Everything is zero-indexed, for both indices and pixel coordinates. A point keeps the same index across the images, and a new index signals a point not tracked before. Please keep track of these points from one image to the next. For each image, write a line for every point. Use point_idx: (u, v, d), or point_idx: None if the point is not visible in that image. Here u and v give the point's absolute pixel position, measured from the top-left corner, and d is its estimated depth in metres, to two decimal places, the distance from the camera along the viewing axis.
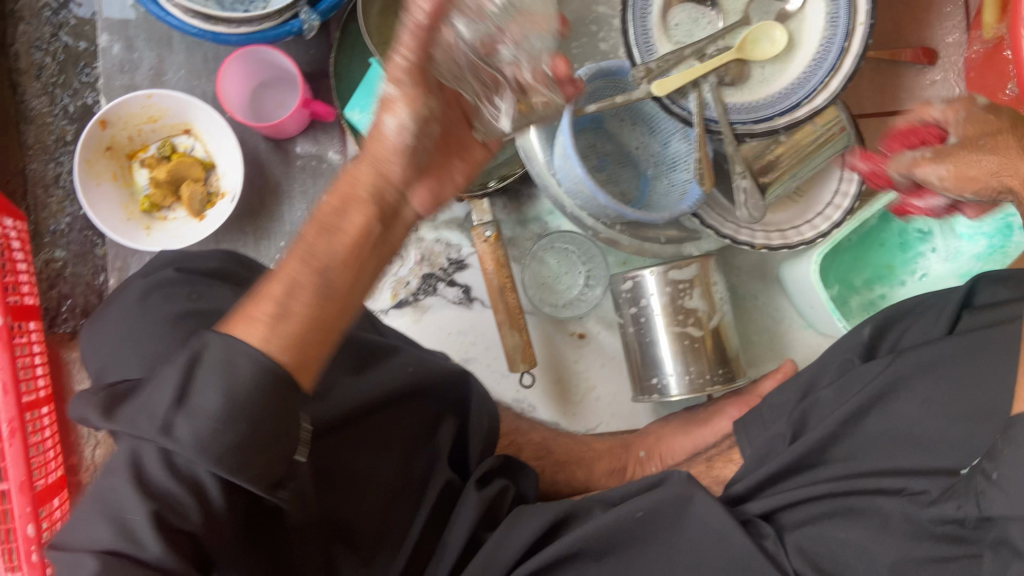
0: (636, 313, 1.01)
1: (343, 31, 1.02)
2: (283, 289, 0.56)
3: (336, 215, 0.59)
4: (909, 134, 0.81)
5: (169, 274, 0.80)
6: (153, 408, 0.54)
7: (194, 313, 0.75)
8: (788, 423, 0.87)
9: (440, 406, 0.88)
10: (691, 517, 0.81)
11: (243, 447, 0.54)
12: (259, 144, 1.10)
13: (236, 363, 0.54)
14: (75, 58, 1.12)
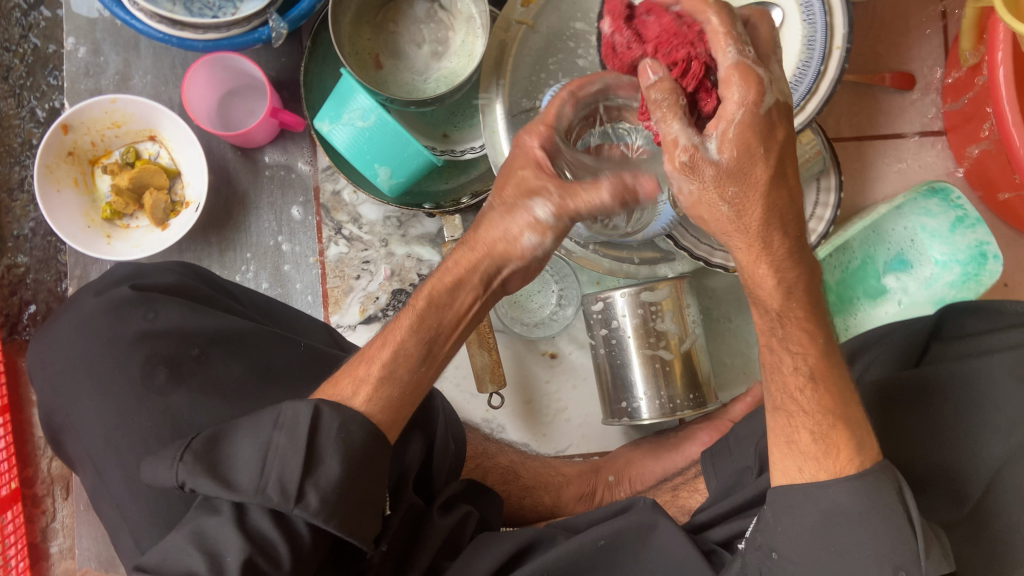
0: (607, 335, 0.99)
1: (314, 40, 0.99)
2: (390, 353, 0.67)
3: (443, 289, 0.68)
4: (677, 36, 0.62)
5: (125, 292, 0.78)
6: (277, 479, 0.61)
7: (151, 335, 0.75)
8: (755, 456, 0.86)
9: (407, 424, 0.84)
10: (653, 547, 0.81)
11: (352, 507, 0.62)
12: (227, 153, 1.07)
13: (350, 430, 0.64)
14: (43, 60, 1.10)
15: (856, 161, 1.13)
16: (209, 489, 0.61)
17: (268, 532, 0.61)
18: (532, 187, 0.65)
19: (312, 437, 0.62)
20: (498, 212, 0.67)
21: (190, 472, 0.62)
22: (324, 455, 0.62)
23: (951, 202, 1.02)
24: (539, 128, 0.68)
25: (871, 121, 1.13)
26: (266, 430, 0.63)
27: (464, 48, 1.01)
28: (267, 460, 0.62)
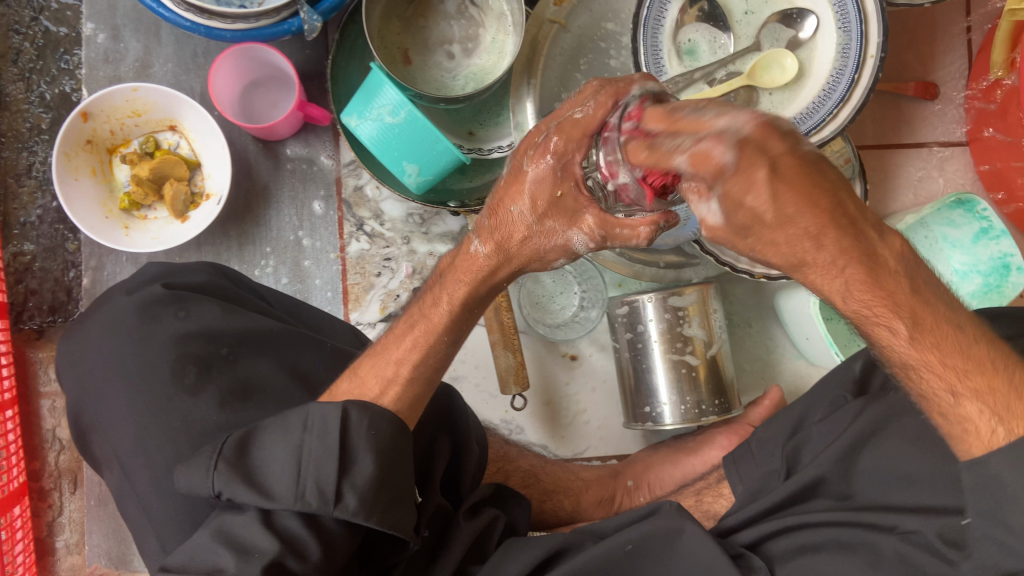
0: (632, 339, 0.98)
1: (343, 33, 0.98)
2: (418, 355, 0.69)
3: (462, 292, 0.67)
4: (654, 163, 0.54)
5: (157, 291, 0.75)
6: (315, 483, 0.60)
7: (182, 337, 0.72)
8: (781, 458, 0.85)
9: (434, 427, 0.81)
10: (679, 550, 0.78)
11: (386, 503, 0.61)
12: (247, 145, 1.05)
13: (379, 425, 0.63)
14: (54, 43, 1.07)
15: (877, 170, 1.14)
16: (246, 497, 0.60)
17: (297, 531, 0.60)
18: (570, 215, 0.60)
19: (344, 439, 0.61)
20: (526, 230, 0.62)
21: (228, 482, 0.60)
22: (359, 455, 0.61)
23: (975, 213, 1.03)
24: (573, 135, 0.59)
25: (893, 130, 1.14)
26: (295, 433, 0.61)
27: (494, 46, 1.00)
28: (301, 465, 0.60)
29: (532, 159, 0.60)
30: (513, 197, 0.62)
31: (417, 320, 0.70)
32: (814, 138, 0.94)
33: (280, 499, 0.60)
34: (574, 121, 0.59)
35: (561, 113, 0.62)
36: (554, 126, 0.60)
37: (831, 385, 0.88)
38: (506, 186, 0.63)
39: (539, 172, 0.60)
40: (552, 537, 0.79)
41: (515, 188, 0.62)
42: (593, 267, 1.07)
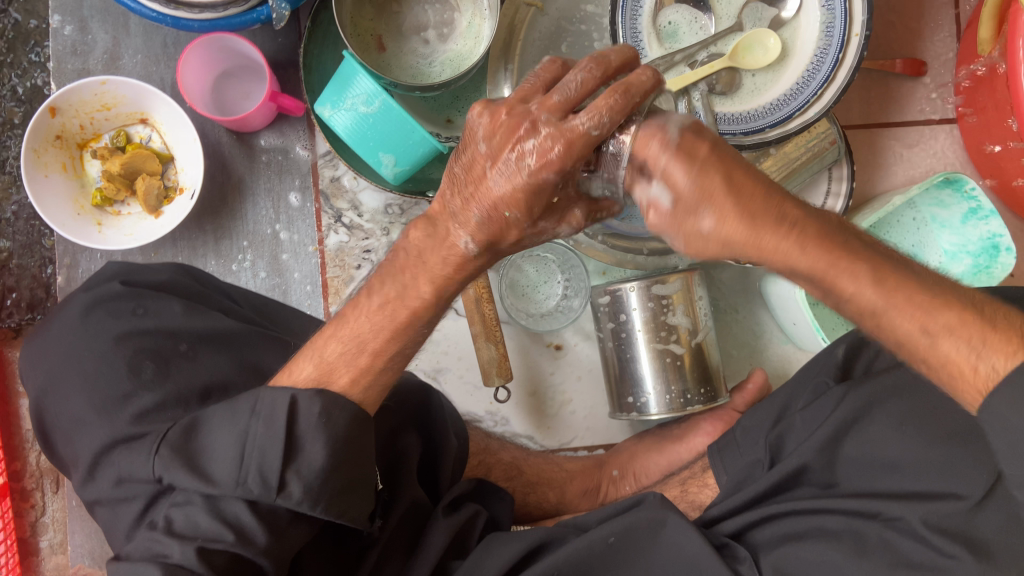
0: (615, 328, 0.97)
1: (314, 21, 0.95)
2: (394, 346, 0.66)
3: (437, 282, 0.64)
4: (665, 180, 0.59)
5: (114, 288, 0.71)
6: (257, 470, 0.57)
7: (134, 334, 0.68)
8: (765, 448, 0.84)
9: (400, 419, 0.77)
10: (663, 545, 0.78)
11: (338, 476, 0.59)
12: (221, 137, 1.03)
13: (334, 414, 0.60)
14: (24, 36, 1.04)
15: (866, 149, 1.12)
16: (184, 482, 0.57)
17: (248, 520, 0.56)
18: (561, 213, 0.64)
19: (291, 426, 0.58)
20: (518, 232, 0.61)
21: (167, 466, 0.58)
22: (306, 440, 0.58)
23: (963, 193, 1.00)
24: (576, 151, 0.55)
25: (881, 109, 1.11)
26: (242, 418, 0.59)
27: (470, 31, 0.97)
28: (244, 451, 0.57)
29: (528, 160, 0.56)
30: (502, 200, 0.58)
31: (391, 293, 0.66)
32: (799, 120, 0.92)
33: (221, 484, 0.57)
34: (580, 133, 0.55)
35: (555, 108, 0.56)
36: (548, 127, 0.55)
37: (814, 372, 0.86)
38: (490, 180, 0.58)
39: (536, 184, 0.57)
40: (534, 531, 0.77)
41: (507, 197, 0.58)
42: (576, 257, 1.05)
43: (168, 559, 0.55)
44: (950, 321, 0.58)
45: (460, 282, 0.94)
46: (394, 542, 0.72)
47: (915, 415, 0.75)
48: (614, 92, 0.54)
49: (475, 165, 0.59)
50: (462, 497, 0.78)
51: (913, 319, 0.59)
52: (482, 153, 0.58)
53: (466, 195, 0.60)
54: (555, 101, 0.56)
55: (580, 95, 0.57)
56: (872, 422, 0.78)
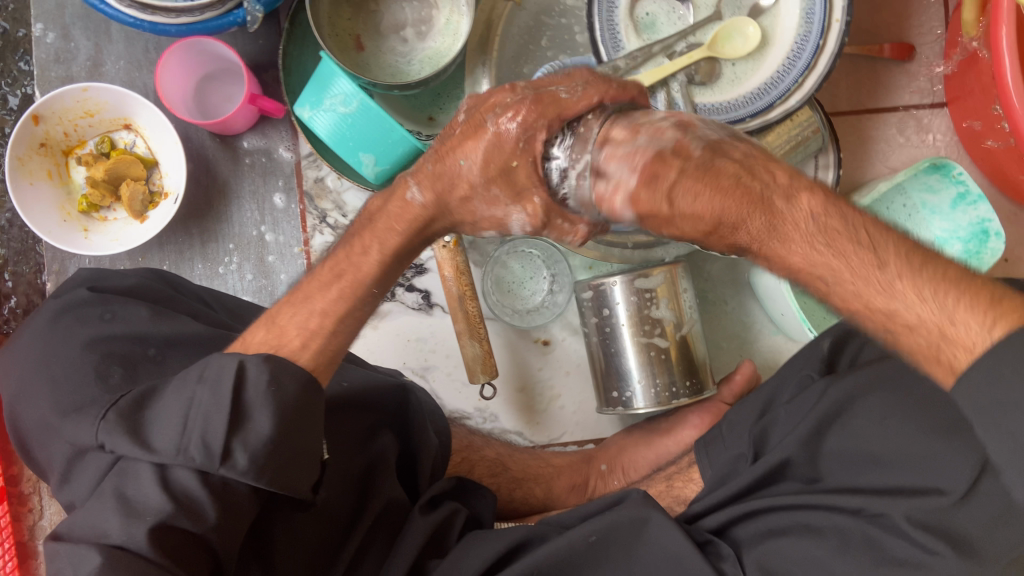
0: (600, 323, 0.96)
1: (292, 22, 0.95)
2: (345, 305, 0.68)
3: (386, 255, 0.68)
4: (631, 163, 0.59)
5: (82, 294, 0.71)
6: (200, 439, 0.56)
7: (102, 339, 0.67)
8: (748, 442, 0.83)
9: (377, 417, 0.77)
10: (645, 541, 0.77)
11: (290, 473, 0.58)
12: (205, 140, 1.03)
13: (283, 380, 0.59)
14: (12, 44, 1.05)
15: (853, 136, 1.10)
16: (127, 450, 0.57)
17: (197, 492, 0.56)
18: (518, 190, 0.63)
19: (237, 393, 0.57)
20: (470, 188, 0.64)
21: (110, 433, 0.57)
22: (254, 409, 0.57)
23: (952, 178, 0.99)
24: (547, 112, 0.62)
25: (869, 95, 1.10)
26: (190, 384, 0.58)
27: (448, 28, 0.97)
28: (188, 418, 0.57)
29: (495, 116, 0.62)
30: (465, 149, 0.63)
31: (343, 265, 0.68)
32: (780, 109, 0.91)
33: (163, 452, 0.56)
34: (553, 97, 0.62)
35: (538, 83, 0.64)
36: (523, 93, 0.63)
37: (798, 365, 0.85)
38: (460, 136, 0.64)
39: (497, 137, 0.62)
40: (514, 530, 0.77)
41: (468, 147, 0.63)
42: (561, 251, 1.05)
43: (108, 539, 0.54)
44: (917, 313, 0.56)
45: (443, 279, 0.94)
46: (367, 540, 0.72)
47: (897, 407, 0.74)
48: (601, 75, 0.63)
49: (453, 133, 0.65)
50: (441, 495, 0.79)
51: (885, 309, 0.57)
52: (459, 123, 0.65)
53: (437, 158, 0.65)
54: (543, 82, 0.64)
55: (567, 81, 0.64)
56: (854, 415, 0.77)
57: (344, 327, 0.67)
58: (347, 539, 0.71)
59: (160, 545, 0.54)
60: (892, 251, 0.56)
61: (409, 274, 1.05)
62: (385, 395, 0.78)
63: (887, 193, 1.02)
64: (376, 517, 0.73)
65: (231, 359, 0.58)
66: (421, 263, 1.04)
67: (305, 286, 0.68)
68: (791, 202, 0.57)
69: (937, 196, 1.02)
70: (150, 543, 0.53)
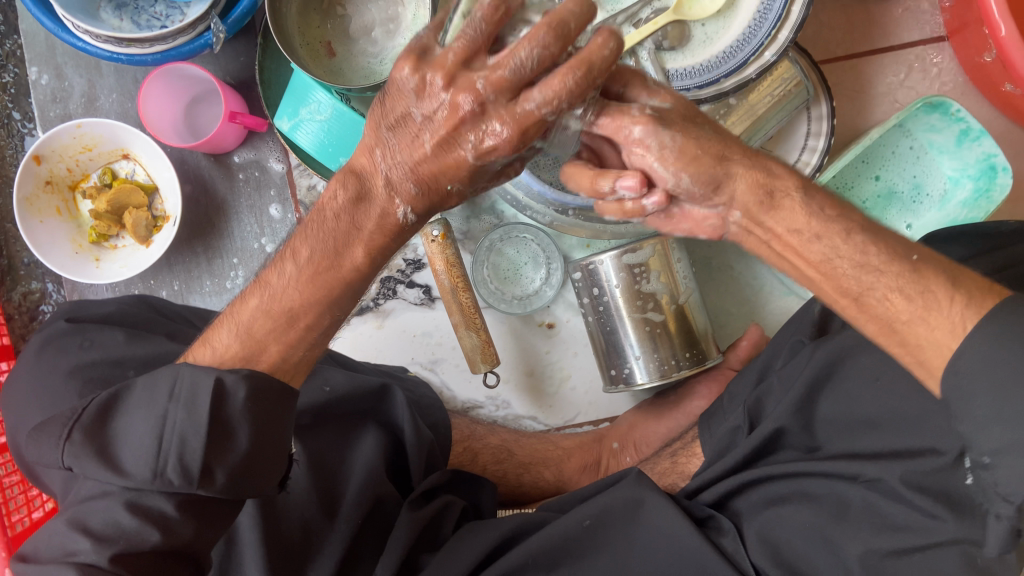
0: (595, 302, 0.95)
1: (265, 34, 0.96)
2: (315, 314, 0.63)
3: (373, 250, 0.62)
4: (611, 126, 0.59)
5: (61, 327, 0.74)
6: (178, 460, 0.57)
7: (84, 366, 0.70)
8: (743, 413, 0.81)
9: (360, 417, 0.79)
10: (642, 521, 0.77)
11: (255, 480, 0.60)
12: (200, 161, 1.06)
13: (262, 393, 0.60)
14: (26, 87, 1.10)
15: (852, 81, 1.04)
16: (97, 474, 0.57)
17: (173, 510, 0.58)
18: (507, 169, 0.62)
19: (218, 409, 0.58)
20: (459, 197, 0.62)
21: (78, 456, 0.58)
22: (235, 427, 0.58)
23: (952, 116, 0.94)
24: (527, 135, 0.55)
25: (863, 35, 1.03)
26: (161, 401, 0.58)
27: (416, 23, 0.97)
28: (163, 437, 0.57)
29: (473, 143, 0.56)
30: (447, 176, 0.58)
31: (321, 263, 0.62)
32: (756, 64, 0.87)
33: (135, 476, 0.57)
34: (532, 117, 0.53)
35: (505, 87, 0.53)
36: (496, 110, 0.54)
37: (791, 330, 0.83)
38: (428, 150, 0.57)
39: (482, 165, 0.57)
40: (509, 521, 0.78)
41: (451, 166, 0.57)
42: (554, 233, 1.04)
43: (78, 557, 0.57)
44: (915, 273, 0.57)
45: (435, 273, 0.94)
46: (364, 539, 0.75)
47: (886, 366, 0.71)
48: (570, 70, 0.51)
49: (411, 128, 0.57)
50: (436, 488, 0.80)
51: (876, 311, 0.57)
52: (417, 122, 0.57)
53: (400, 159, 0.58)
54: (504, 78, 0.53)
55: (535, 72, 0.53)
56: (845, 375, 0.74)
57: (323, 337, 0.65)
58: (332, 532, 0.73)
59: (125, 563, 0.57)
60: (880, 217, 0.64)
61: (409, 271, 1.06)
62: (367, 396, 0.79)
63: (890, 136, 0.99)
64: (364, 517, 0.74)
65: (206, 375, 0.58)
66: (418, 258, 1.05)
67: (267, 282, 0.63)
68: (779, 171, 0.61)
69: (937, 138, 0.98)
70: (115, 564, 0.56)
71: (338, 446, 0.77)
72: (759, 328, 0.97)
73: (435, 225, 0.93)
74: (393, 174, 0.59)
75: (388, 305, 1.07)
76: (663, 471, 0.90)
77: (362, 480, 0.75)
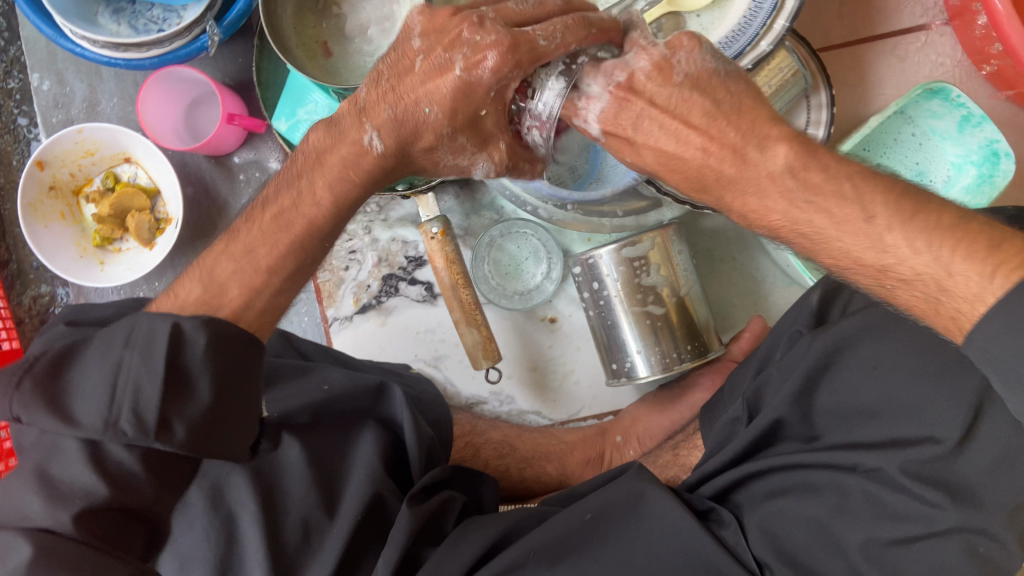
0: (595, 296, 0.95)
1: (262, 36, 0.97)
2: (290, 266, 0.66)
3: (334, 188, 0.65)
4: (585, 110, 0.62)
5: (61, 330, 0.74)
6: (132, 411, 0.57)
7: None
8: (742, 405, 0.81)
9: (359, 414, 0.80)
10: (643, 515, 0.77)
11: (217, 441, 0.60)
12: (201, 164, 1.07)
13: (223, 345, 0.60)
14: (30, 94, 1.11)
15: (851, 68, 1.03)
16: (47, 423, 0.58)
17: (133, 465, 0.60)
18: (484, 137, 0.65)
19: (174, 359, 0.58)
20: (435, 138, 0.63)
21: (27, 404, 0.58)
22: (195, 377, 0.58)
23: (951, 102, 0.93)
24: (523, 61, 0.58)
25: (863, 21, 1.02)
26: (116, 349, 0.59)
27: None
28: (117, 384, 0.58)
29: (465, 55, 0.58)
30: (428, 96, 0.61)
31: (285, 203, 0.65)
32: (751, 55, 0.85)
33: (87, 426, 0.58)
34: (528, 37, 0.58)
35: (509, 14, 0.59)
36: (493, 26, 0.58)
37: (790, 321, 0.83)
38: (418, 70, 0.61)
39: (469, 83, 0.59)
40: (510, 517, 0.79)
41: (433, 92, 0.60)
42: (555, 228, 1.04)
43: (33, 521, 0.59)
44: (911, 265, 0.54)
45: (435, 270, 0.94)
46: (364, 536, 0.75)
47: (884, 356, 0.71)
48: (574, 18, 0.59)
49: (406, 56, 0.62)
50: (436, 484, 0.80)
51: None
52: (414, 48, 0.61)
53: (388, 89, 0.63)
54: (510, 8, 0.60)
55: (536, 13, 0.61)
56: (844, 365, 0.74)
57: (290, 284, 0.66)
58: (332, 528, 0.74)
59: (86, 526, 0.60)
60: (881, 202, 0.54)
61: (411, 268, 1.07)
62: (365, 394, 0.80)
63: (890, 123, 0.99)
64: (365, 514, 0.75)
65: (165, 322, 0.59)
66: (420, 255, 1.06)
67: (237, 231, 0.66)
68: (765, 152, 0.56)
69: (938, 125, 0.98)
70: (76, 526, 0.59)
71: (337, 445, 0.77)
72: (761, 320, 0.97)
73: (434, 223, 0.92)
74: (377, 100, 0.63)
75: (390, 302, 1.08)
76: (665, 464, 0.91)
77: (363, 477, 0.76)
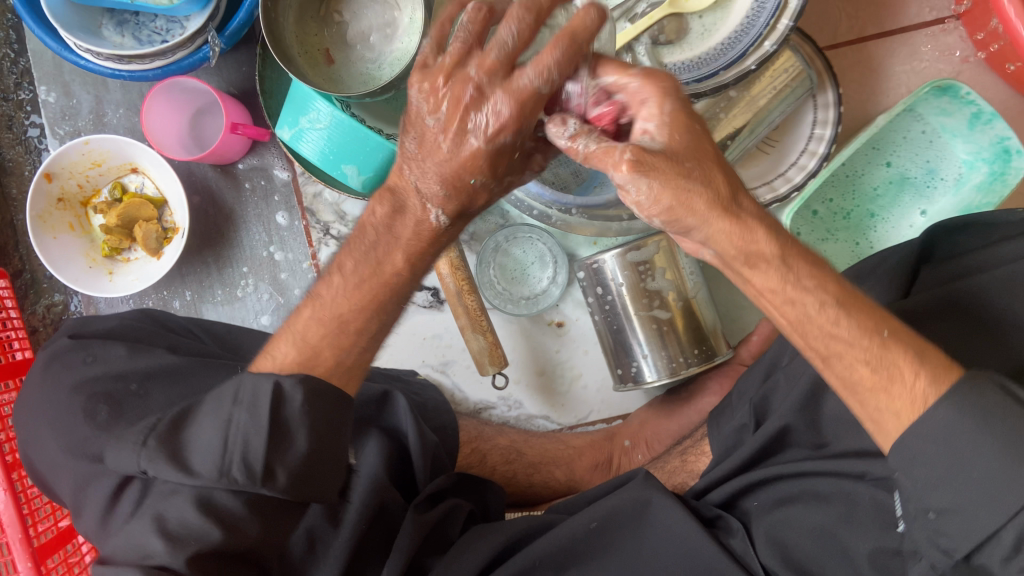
0: (602, 298, 0.94)
1: (264, 46, 0.97)
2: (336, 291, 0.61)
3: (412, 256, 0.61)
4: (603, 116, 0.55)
5: (63, 343, 0.75)
6: (242, 459, 0.56)
7: (87, 380, 0.69)
8: (749, 411, 0.80)
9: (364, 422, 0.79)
10: (649, 523, 0.76)
11: (316, 485, 0.59)
12: (207, 173, 1.08)
13: (318, 398, 0.59)
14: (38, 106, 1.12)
15: (858, 66, 1.01)
16: (167, 475, 0.56)
17: (239, 510, 0.58)
18: (523, 164, 0.60)
19: (278, 413, 0.57)
20: (487, 193, 0.59)
21: (151, 459, 0.56)
22: (293, 430, 0.57)
23: (961, 99, 0.91)
24: (525, 107, 0.52)
25: (868, 19, 1.01)
26: (225, 406, 0.58)
27: (412, 25, 0.96)
28: (229, 438, 0.56)
29: (482, 127, 0.53)
30: (464, 169, 0.55)
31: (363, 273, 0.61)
32: (756, 55, 0.84)
33: (204, 475, 0.56)
34: (529, 89, 0.51)
35: (493, 69, 0.52)
36: (494, 90, 0.52)
37: None
38: (446, 149, 0.54)
39: (496, 150, 0.54)
40: (516, 524, 0.78)
41: (466, 165, 0.55)
42: (561, 233, 1.04)
43: (151, 559, 0.56)
44: None
45: (440, 276, 0.93)
46: (368, 544, 0.76)
47: None
48: (557, 45, 0.50)
49: (428, 137, 0.55)
50: (442, 491, 0.80)
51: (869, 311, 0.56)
52: (431, 127, 0.55)
53: (426, 167, 0.56)
54: (494, 59, 0.52)
55: (520, 49, 0.52)
56: None
57: None
58: (336, 538, 0.73)
59: (200, 567, 0.56)
60: None
61: None
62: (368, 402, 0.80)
63: (902, 120, 0.97)
64: (369, 522, 0.75)
65: (266, 380, 0.57)
66: None
67: (318, 294, 0.63)
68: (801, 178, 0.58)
69: (947, 123, 0.96)
70: (190, 565, 0.55)
71: None
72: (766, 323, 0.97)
73: None
74: (422, 183, 0.57)
75: None
76: (672, 470, 0.90)
77: (366, 485, 0.75)
